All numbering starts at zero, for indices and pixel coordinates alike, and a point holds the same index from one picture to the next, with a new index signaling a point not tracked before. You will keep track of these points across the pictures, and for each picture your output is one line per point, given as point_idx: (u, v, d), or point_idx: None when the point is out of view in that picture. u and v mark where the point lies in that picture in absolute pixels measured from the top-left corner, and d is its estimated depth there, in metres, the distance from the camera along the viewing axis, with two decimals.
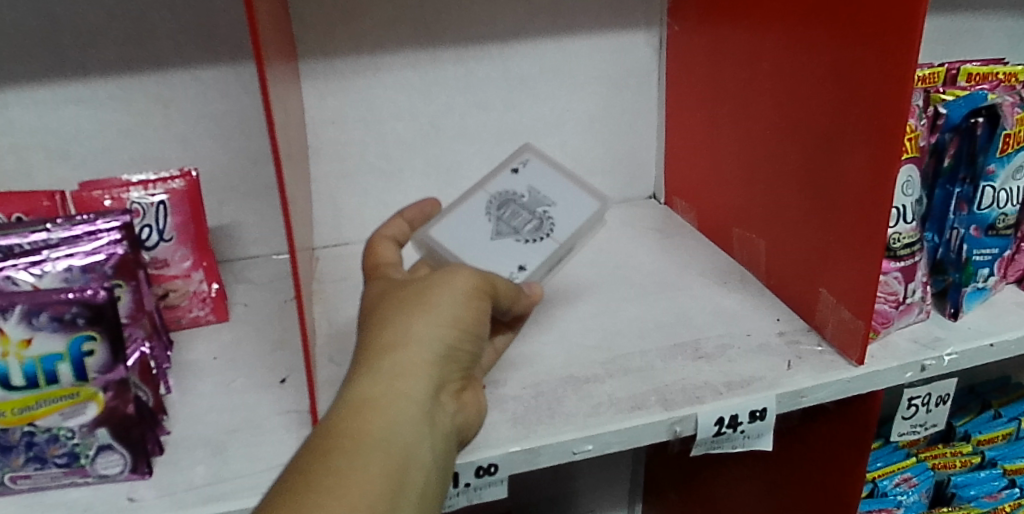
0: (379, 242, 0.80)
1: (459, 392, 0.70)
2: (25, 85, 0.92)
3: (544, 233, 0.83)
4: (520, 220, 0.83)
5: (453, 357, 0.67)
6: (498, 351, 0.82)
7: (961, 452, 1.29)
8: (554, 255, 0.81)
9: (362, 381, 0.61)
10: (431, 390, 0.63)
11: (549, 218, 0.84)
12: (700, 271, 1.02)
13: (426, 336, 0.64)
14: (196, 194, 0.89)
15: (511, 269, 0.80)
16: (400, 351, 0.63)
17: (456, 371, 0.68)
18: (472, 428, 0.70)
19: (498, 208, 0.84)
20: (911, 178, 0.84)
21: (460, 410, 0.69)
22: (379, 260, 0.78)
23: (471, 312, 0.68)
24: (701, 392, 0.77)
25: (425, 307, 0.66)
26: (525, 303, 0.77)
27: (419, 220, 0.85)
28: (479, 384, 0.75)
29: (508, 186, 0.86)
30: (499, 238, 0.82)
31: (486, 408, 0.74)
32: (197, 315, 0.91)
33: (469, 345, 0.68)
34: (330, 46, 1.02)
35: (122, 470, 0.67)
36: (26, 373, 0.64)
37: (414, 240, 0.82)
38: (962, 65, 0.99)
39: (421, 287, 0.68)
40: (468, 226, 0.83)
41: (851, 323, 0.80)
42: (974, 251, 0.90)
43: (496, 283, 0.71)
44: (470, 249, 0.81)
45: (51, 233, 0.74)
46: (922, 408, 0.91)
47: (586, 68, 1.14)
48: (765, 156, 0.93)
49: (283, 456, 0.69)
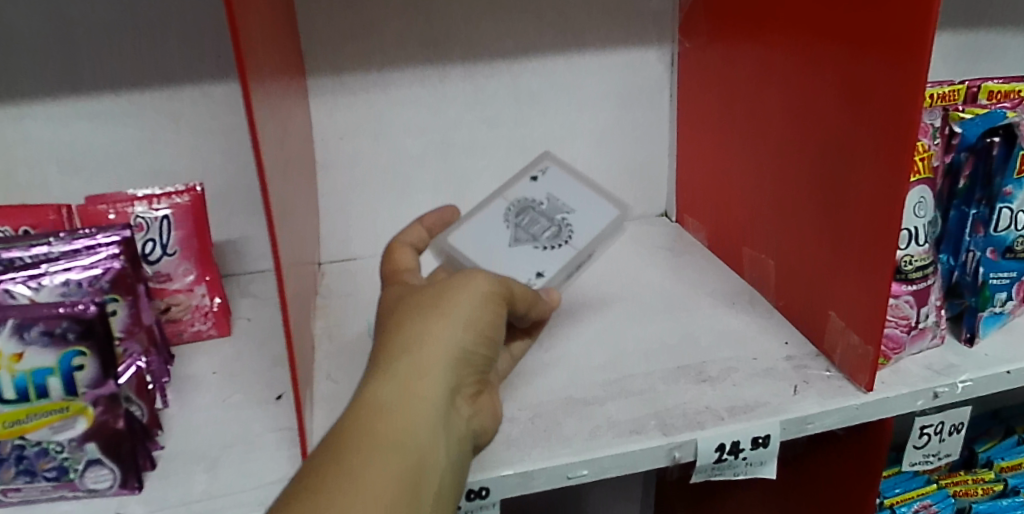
0: (397, 247, 0.79)
1: (474, 397, 0.70)
2: (37, 99, 0.93)
3: (562, 240, 0.82)
4: (539, 227, 0.82)
5: (469, 361, 0.66)
6: (514, 358, 0.83)
7: (983, 479, 1.24)
8: (572, 261, 0.80)
9: (379, 383, 0.61)
10: (447, 394, 0.63)
11: (567, 225, 0.82)
12: (709, 292, 1.00)
13: (444, 339, 0.64)
14: (201, 208, 0.90)
15: (528, 276, 0.79)
16: (418, 353, 0.62)
17: (472, 375, 0.68)
18: (484, 434, 0.70)
19: (516, 215, 0.83)
20: (924, 199, 0.81)
21: (474, 415, 0.69)
22: (397, 266, 0.77)
23: (488, 316, 0.67)
24: (703, 417, 0.75)
25: (443, 310, 0.65)
26: (543, 308, 0.77)
27: (438, 226, 0.83)
28: (494, 390, 0.75)
29: (528, 193, 0.85)
30: (517, 245, 0.81)
31: (500, 416, 0.74)
32: (199, 329, 0.90)
33: (486, 349, 0.68)
34: (339, 62, 1.02)
35: (112, 484, 0.66)
36: (16, 386, 0.64)
37: (435, 247, 0.81)
38: (983, 83, 0.96)
39: (438, 290, 0.68)
40: (486, 233, 0.82)
41: (860, 348, 0.78)
42: (990, 274, 0.87)
43: (513, 287, 0.71)
44: (488, 257, 0.80)
45: (52, 247, 0.75)
46: (935, 437, 0.88)
47: (597, 84, 1.13)
48: (775, 171, 0.91)
49: (275, 474, 0.69)
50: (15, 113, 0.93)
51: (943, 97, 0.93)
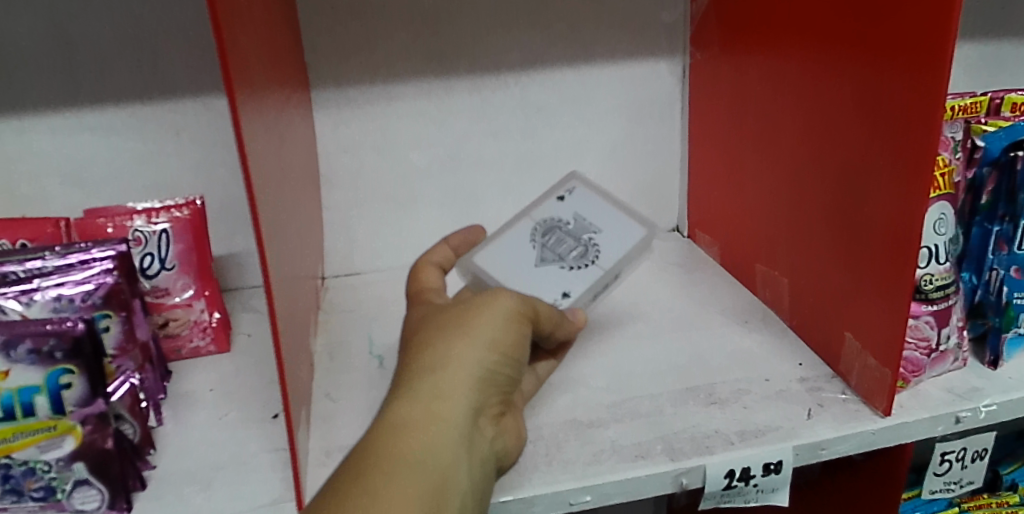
0: (424, 266, 0.78)
1: (497, 418, 0.68)
2: (41, 112, 0.93)
3: (589, 260, 0.79)
4: (566, 248, 0.79)
5: (493, 381, 0.64)
6: (540, 378, 0.81)
7: (1007, 503, 1.20)
8: (600, 282, 0.77)
9: (400, 402, 0.59)
10: (469, 416, 0.60)
11: (594, 245, 0.79)
12: (721, 310, 0.97)
13: (466, 359, 0.61)
14: (200, 222, 0.89)
15: (554, 296, 0.76)
16: (440, 374, 0.60)
17: (495, 396, 0.65)
18: (508, 455, 0.68)
19: (543, 235, 0.80)
20: (945, 216, 0.78)
21: (498, 436, 0.67)
22: (421, 285, 0.75)
23: (512, 336, 0.65)
24: (712, 442, 0.72)
25: (466, 329, 0.63)
26: (568, 329, 0.74)
27: (465, 247, 0.82)
28: (518, 411, 0.73)
29: (555, 212, 0.82)
30: (542, 264, 0.78)
31: (524, 437, 0.71)
32: (197, 345, 0.89)
33: (510, 369, 0.65)
34: (343, 75, 1.01)
35: (100, 505, 0.64)
36: (2, 405, 0.63)
37: (459, 267, 0.79)
38: (1006, 95, 0.93)
39: (462, 309, 0.66)
40: (510, 253, 0.79)
41: (877, 371, 0.75)
42: (1014, 294, 0.83)
43: (538, 307, 0.68)
44: (513, 276, 0.77)
45: (46, 261, 0.73)
46: (956, 464, 0.84)
47: (606, 98, 1.11)
48: (790, 186, 0.88)
49: (266, 496, 0.66)
50: (17, 125, 0.93)
51: (964, 109, 0.89)
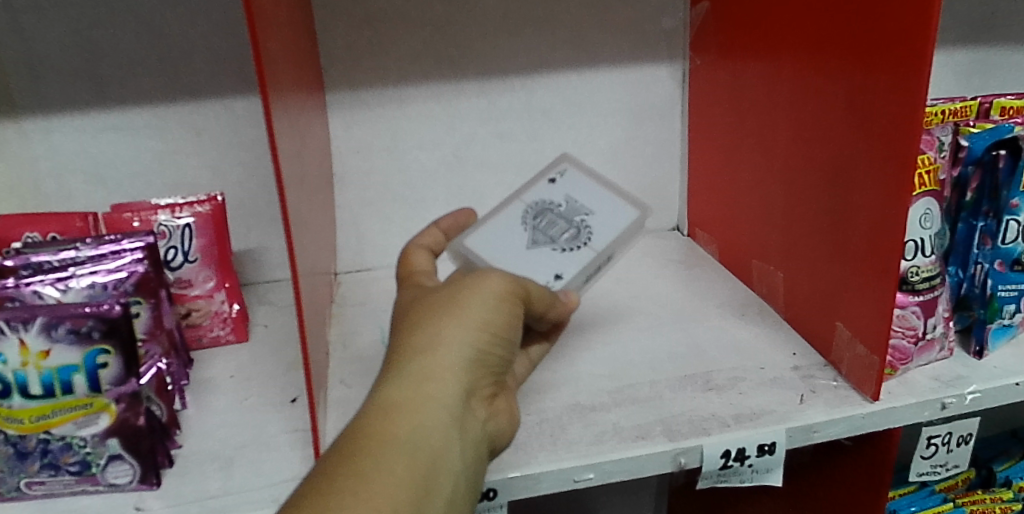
0: (413, 250, 0.79)
1: (489, 399, 0.71)
2: (69, 113, 0.97)
3: (581, 242, 0.83)
4: (557, 229, 0.83)
5: (484, 362, 0.67)
6: (532, 361, 0.84)
7: (1002, 499, 1.21)
8: (592, 263, 0.81)
9: (392, 383, 0.62)
10: (458, 396, 0.64)
11: (586, 227, 0.84)
12: (718, 304, 1.01)
13: (457, 340, 0.65)
14: (221, 217, 0.93)
15: (547, 278, 0.80)
16: (430, 354, 0.64)
17: (486, 377, 0.69)
18: (502, 438, 0.71)
19: (534, 217, 0.84)
20: (931, 212, 0.82)
21: (490, 418, 0.70)
22: (412, 269, 0.77)
23: (501, 317, 0.68)
24: (708, 424, 0.76)
25: (456, 310, 0.67)
26: (561, 310, 0.77)
27: (454, 230, 0.83)
28: (511, 393, 0.76)
29: (545, 195, 0.86)
30: (535, 246, 0.82)
31: (517, 419, 0.75)
32: (217, 334, 0.93)
33: (501, 350, 0.69)
34: (356, 79, 1.05)
35: (132, 479, 0.69)
36: (42, 383, 0.68)
37: (450, 249, 0.82)
38: (995, 99, 0.97)
39: (452, 291, 0.69)
40: (502, 235, 0.83)
41: (865, 358, 0.79)
42: (998, 287, 0.88)
43: (530, 288, 0.72)
44: (507, 259, 0.81)
45: (79, 251, 0.78)
46: (942, 448, 0.87)
47: (608, 101, 1.15)
48: (784, 183, 0.92)
49: (287, 473, 0.70)
50: (45, 125, 0.97)
51: (954, 113, 0.94)
